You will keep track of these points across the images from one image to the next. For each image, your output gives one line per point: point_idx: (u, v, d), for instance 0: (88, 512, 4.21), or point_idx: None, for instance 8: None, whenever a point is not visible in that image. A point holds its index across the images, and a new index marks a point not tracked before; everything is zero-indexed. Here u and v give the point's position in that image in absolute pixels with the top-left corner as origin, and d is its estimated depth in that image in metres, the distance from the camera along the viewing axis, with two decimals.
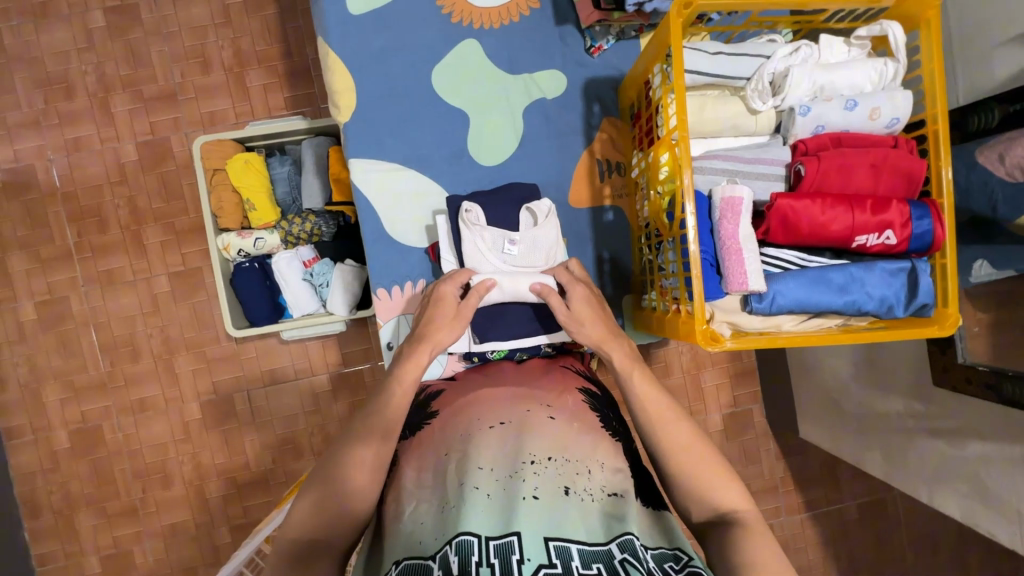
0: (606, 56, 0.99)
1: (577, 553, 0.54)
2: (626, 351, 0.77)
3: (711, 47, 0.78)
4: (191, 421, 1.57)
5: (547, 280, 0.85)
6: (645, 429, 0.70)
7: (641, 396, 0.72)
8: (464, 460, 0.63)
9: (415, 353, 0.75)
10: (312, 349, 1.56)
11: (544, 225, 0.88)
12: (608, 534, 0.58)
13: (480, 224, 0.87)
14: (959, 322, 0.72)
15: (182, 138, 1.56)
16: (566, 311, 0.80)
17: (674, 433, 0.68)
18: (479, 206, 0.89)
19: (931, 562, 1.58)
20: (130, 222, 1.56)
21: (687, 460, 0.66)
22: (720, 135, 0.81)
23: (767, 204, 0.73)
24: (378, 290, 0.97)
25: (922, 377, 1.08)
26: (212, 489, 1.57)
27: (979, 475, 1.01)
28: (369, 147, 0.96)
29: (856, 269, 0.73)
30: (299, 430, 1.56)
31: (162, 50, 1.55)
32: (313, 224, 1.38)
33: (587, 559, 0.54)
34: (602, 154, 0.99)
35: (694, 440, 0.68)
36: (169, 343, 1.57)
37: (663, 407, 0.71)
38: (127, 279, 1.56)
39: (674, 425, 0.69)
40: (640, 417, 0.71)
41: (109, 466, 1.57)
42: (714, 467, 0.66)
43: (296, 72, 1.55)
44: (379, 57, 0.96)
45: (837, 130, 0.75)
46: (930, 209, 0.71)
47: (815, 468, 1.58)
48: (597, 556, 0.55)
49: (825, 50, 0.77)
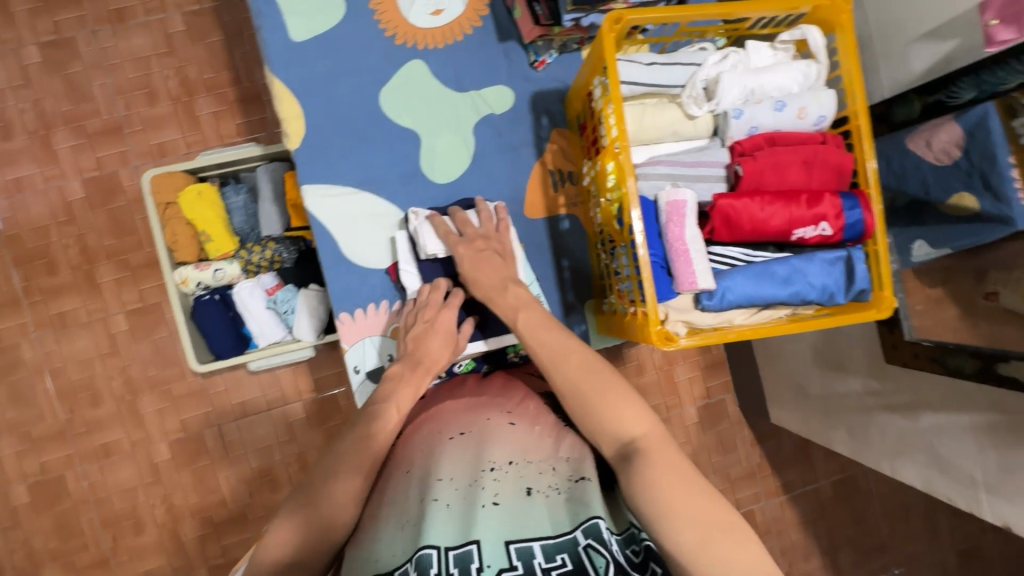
0: (550, 69, 1.01)
1: (540, 549, 0.57)
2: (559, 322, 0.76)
3: (646, 58, 0.81)
4: (160, 462, 1.52)
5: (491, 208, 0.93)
6: (546, 366, 0.70)
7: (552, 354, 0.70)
8: (426, 475, 0.64)
9: (414, 378, 0.78)
10: (282, 377, 1.53)
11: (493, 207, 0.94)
12: (574, 520, 0.58)
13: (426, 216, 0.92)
14: (894, 307, 0.75)
15: (132, 172, 1.52)
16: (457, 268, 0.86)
17: (566, 369, 0.69)
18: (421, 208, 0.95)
19: (904, 530, 1.65)
20: (81, 261, 1.51)
21: (586, 387, 0.67)
22: (662, 141, 0.84)
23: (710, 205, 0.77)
24: (340, 314, 0.96)
25: (877, 357, 1.13)
26: (187, 530, 1.51)
27: (934, 445, 1.06)
28: (322, 172, 0.96)
29: (796, 261, 0.76)
30: (275, 461, 1.53)
31: (104, 83, 1.51)
32: (274, 252, 1.35)
33: (550, 551, 0.56)
34: (554, 164, 1.01)
35: (590, 377, 0.68)
36: (132, 383, 1.51)
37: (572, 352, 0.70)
38: (82, 321, 1.51)
39: (564, 365, 0.69)
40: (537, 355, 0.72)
41: (75, 517, 1.50)
42: (610, 393, 0.66)
43: (247, 98, 1.53)
44: (326, 83, 0.97)
45: (770, 130, 0.79)
46: (860, 199, 0.75)
47: (789, 451, 1.63)
48: (561, 546, 0.57)
49: (753, 54, 0.80)
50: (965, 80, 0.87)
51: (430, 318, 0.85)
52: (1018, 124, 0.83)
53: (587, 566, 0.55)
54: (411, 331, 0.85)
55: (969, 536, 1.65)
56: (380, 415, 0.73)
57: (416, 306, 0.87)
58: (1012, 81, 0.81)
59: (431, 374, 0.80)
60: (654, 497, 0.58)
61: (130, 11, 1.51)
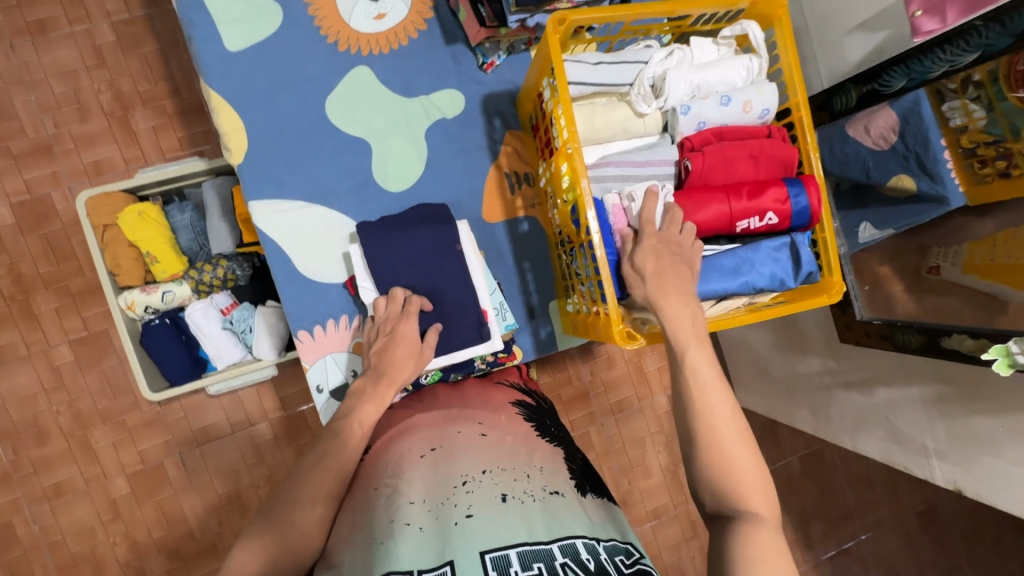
0: (499, 71, 1.00)
1: (516, 557, 0.55)
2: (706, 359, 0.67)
3: (592, 58, 0.81)
4: (118, 498, 1.44)
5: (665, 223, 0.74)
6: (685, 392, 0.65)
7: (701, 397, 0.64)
8: (394, 495, 0.63)
9: (376, 392, 0.75)
10: (246, 398, 1.48)
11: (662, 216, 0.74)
12: (550, 534, 0.58)
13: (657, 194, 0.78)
14: (842, 290, 0.78)
15: (66, 194, 1.43)
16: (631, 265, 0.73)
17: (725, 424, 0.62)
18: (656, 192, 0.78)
19: (868, 498, 1.73)
20: (16, 292, 1.41)
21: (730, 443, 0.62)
22: (613, 140, 0.84)
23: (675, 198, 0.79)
24: (299, 332, 0.93)
25: (833, 337, 1.17)
26: (153, 566, 1.44)
27: (890, 418, 1.11)
28: (269, 187, 0.93)
29: (743, 252, 0.78)
30: (243, 485, 1.47)
31: (28, 100, 1.41)
32: (226, 269, 1.29)
33: (527, 559, 0.54)
34: (509, 167, 1.00)
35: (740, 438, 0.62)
36: (82, 417, 1.43)
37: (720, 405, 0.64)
38: (20, 355, 1.41)
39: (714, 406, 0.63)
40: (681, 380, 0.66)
41: (27, 564, 1.41)
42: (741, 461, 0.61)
43: (188, 110, 1.46)
44: (267, 93, 0.93)
45: (717, 124, 0.80)
46: (805, 185, 0.76)
47: (757, 431, 1.68)
48: (538, 556, 0.55)
49: (697, 51, 0.82)
50: (896, 69, 0.90)
51: (391, 330, 0.81)
52: (946, 108, 0.89)
53: None
54: (373, 344, 0.81)
55: (927, 498, 1.74)
56: (344, 429, 0.71)
57: (375, 321, 0.83)
58: (937, 69, 0.85)
59: (394, 387, 0.76)
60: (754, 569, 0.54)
61: (52, 22, 1.42)
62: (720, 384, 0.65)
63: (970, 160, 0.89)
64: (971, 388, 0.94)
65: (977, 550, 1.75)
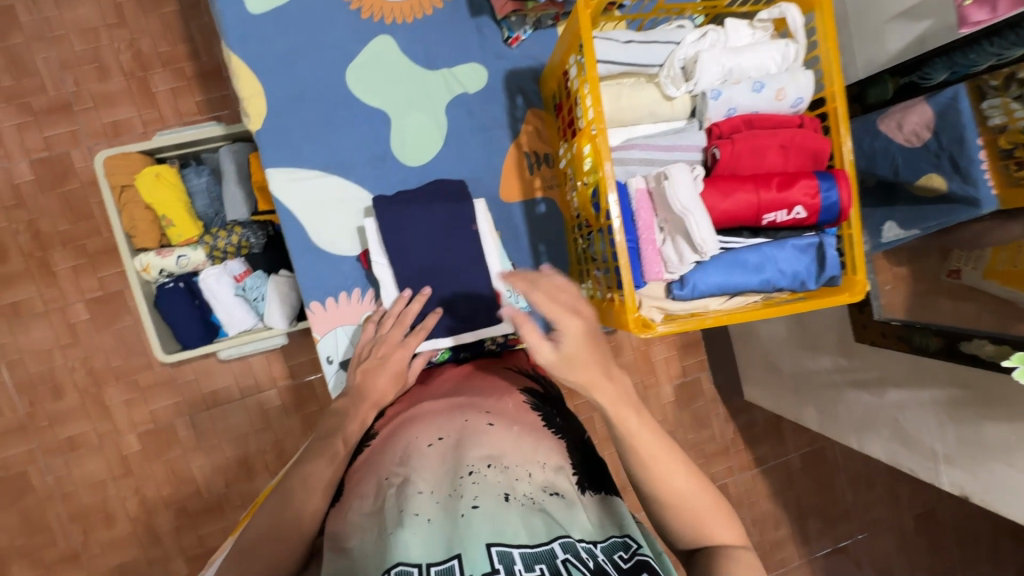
0: (524, 47, 0.97)
1: (519, 557, 0.55)
2: (643, 420, 0.68)
3: (622, 36, 0.79)
4: (130, 454, 1.47)
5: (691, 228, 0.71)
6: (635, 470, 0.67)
7: (645, 456, 0.66)
8: (404, 484, 0.62)
9: (358, 413, 0.76)
10: (255, 364, 1.49)
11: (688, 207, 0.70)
12: (550, 532, 0.58)
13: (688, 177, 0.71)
14: (865, 289, 0.75)
15: (84, 153, 1.43)
16: (553, 350, 0.69)
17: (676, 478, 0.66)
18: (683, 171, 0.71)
19: (867, 498, 1.72)
20: (33, 248, 1.43)
21: (690, 496, 0.66)
22: (639, 123, 0.82)
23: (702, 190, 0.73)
24: (311, 303, 0.93)
25: (848, 336, 1.15)
26: (161, 522, 1.48)
27: (897, 420, 1.10)
28: (286, 156, 0.92)
29: (768, 248, 0.76)
30: (250, 449, 1.50)
31: (49, 57, 1.41)
32: (240, 237, 1.30)
33: (529, 561, 0.55)
34: (529, 146, 0.98)
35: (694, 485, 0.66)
36: (96, 375, 1.46)
37: (670, 458, 0.67)
38: (37, 311, 1.43)
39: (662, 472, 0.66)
40: (632, 456, 0.67)
41: (41, 512, 1.45)
42: (702, 503, 0.66)
43: (206, 74, 1.45)
44: (288, 59, 0.91)
45: (747, 112, 0.78)
46: (836, 179, 0.74)
47: (761, 426, 1.67)
48: (539, 556, 0.55)
49: (732, 34, 0.79)
50: (937, 62, 0.86)
51: (383, 355, 0.81)
52: (986, 106, 0.88)
53: None
54: (361, 354, 0.83)
55: (926, 502, 1.74)
56: (326, 446, 0.72)
57: (372, 329, 0.85)
58: (983, 63, 0.82)
59: (376, 408, 0.77)
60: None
61: None
62: (666, 444, 0.67)
63: (1007, 161, 0.89)
64: (984, 395, 0.92)
65: (972, 556, 1.75)
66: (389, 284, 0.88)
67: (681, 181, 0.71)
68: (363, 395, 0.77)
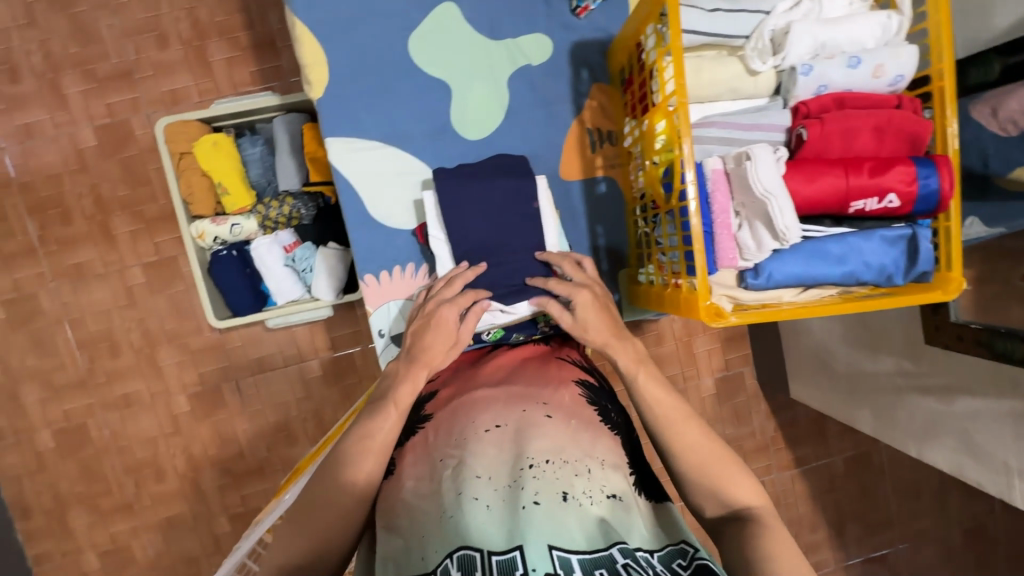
0: (593, 17, 0.93)
1: (578, 563, 0.53)
2: (652, 376, 0.73)
3: (708, 4, 0.74)
4: (179, 414, 1.53)
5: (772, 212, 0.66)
6: (656, 430, 0.69)
7: (653, 407, 0.70)
8: (460, 467, 0.62)
9: (409, 372, 0.74)
10: (299, 335, 1.52)
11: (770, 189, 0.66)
12: (608, 538, 0.56)
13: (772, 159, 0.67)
14: (961, 287, 0.70)
15: (143, 120, 1.46)
16: (571, 318, 0.78)
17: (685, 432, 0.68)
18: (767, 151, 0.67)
19: (914, 507, 1.64)
20: (95, 212, 1.48)
21: (703, 453, 0.67)
22: (718, 99, 0.78)
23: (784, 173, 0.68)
24: (365, 276, 0.93)
25: (915, 339, 1.08)
26: (207, 480, 1.54)
27: (967, 430, 1.03)
28: (347, 125, 0.91)
29: (853, 239, 0.71)
30: (291, 416, 1.54)
31: (112, 24, 1.43)
32: (291, 208, 1.31)
33: (589, 567, 0.53)
34: (593, 123, 0.95)
35: (705, 441, 0.68)
36: (150, 336, 1.51)
37: (676, 411, 0.70)
38: (98, 272, 1.49)
39: (683, 428, 0.68)
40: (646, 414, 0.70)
41: (98, 463, 1.53)
42: (724, 461, 0.66)
43: (260, 43, 1.45)
44: (352, 26, 0.89)
45: (840, 90, 0.72)
46: (936, 165, 0.68)
47: (804, 426, 1.61)
48: (598, 561, 0.53)
49: (827, 3, 0.73)
50: None
51: (430, 312, 0.78)
52: None
53: None
54: (413, 325, 0.79)
55: (977, 515, 1.65)
56: (381, 410, 0.70)
57: (430, 293, 0.83)
58: None
59: (427, 370, 0.75)
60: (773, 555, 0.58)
61: None
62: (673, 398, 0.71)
63: None
64: None
65: None
66: (446, 258, 0.87)
67: (765, 162, 0.66)
68: (416, 356, 0.75)
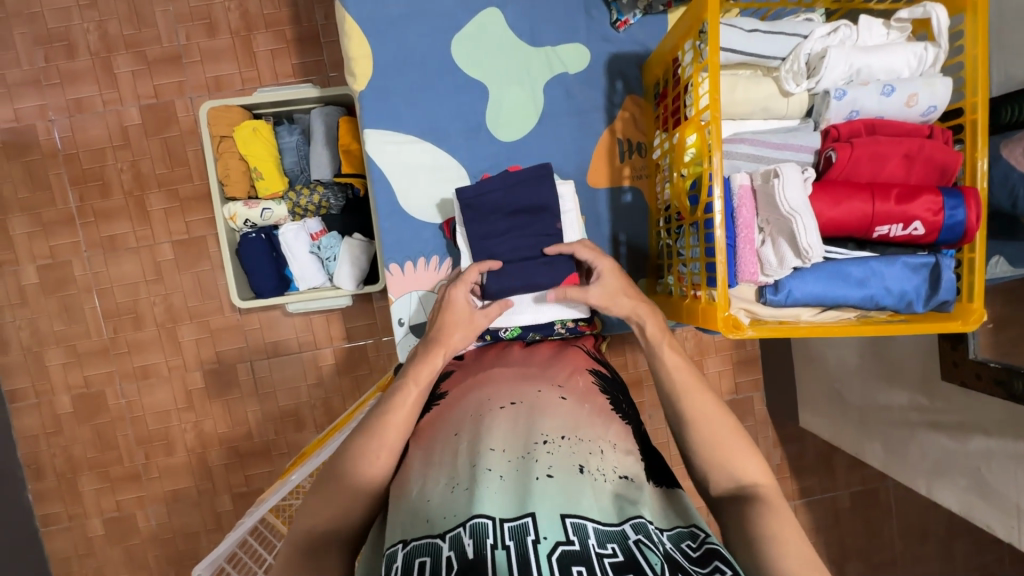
0: (632, 31, 0.95)
1: (592, 532, 0.54)
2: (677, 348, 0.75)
3: (747, 24, 0.76)
4: (193, 390, 1.57)
5: (796, 229, 0.67)
6: (671, 399, 0.71)
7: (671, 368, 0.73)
8: (475, 442, 0.63)
9: (428, 354, 0.75)
10: (316, 322, 1.55)
11: (793, 201, 0.67)
12: (620, 515, 0.57)
13: (800, 178, 0.68)
14: (983, 319, 0.71)
15: (187, 103, 1.52)
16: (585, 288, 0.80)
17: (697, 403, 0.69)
18: (795, 170, 0.68)
19: (918, 552, 1.61)
20: (133, 188, 1.53)
21: (710, 428, 0.67)
22: (749, 117, 0.79)
23: (813, 194, 0.70)
24: (390, 265, 0.96)
25: (932, 374, 1.07)
26: (214, 457, 1.58)
27: (980, 470, 1.01)
28: (386, 118, 0.94)
29: (875, 263, 0.72)
30: (301, 402, 1.57)
31: (167, 11, 1.50)
32: (321, 196, 1.35)
33: (602, 538, 0.54)
34: (623, 133, 0.97)
35: (713, 413, 0.69)
36: (173, 311, 1.55)
37: (689, 376, 0.72)
38: (130, 246, 1.54)
39: (697, 395, 0.70)
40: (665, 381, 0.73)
41: (112, 431, 1.57)
42: (734, 439, 0.67)
43: (304, 38, 1.51)
44: (398, 23, 0.93)
45: (871, 116, 0.74)
46: (963, 198, 0.69)
47: (811, 456, 1.59)
48: (611, 535, 0.54)
49: (864, 32, 0.75)
50: None
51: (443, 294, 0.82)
52: None
53: (639, 557, 0.52)
54: (432, 314, 0.83)
55: (985, 566, 1.60)
56: (401, 389, 0.71)
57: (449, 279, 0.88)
58: None
59: (445, 353, 0.77)
60: (774, 558, 0.57)
61: None
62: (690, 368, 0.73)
63: None
64: None
65: None
66: (468, 253, 0.90)
67: (791, 180, 0.68)
68: (435, 339, 0.77)
